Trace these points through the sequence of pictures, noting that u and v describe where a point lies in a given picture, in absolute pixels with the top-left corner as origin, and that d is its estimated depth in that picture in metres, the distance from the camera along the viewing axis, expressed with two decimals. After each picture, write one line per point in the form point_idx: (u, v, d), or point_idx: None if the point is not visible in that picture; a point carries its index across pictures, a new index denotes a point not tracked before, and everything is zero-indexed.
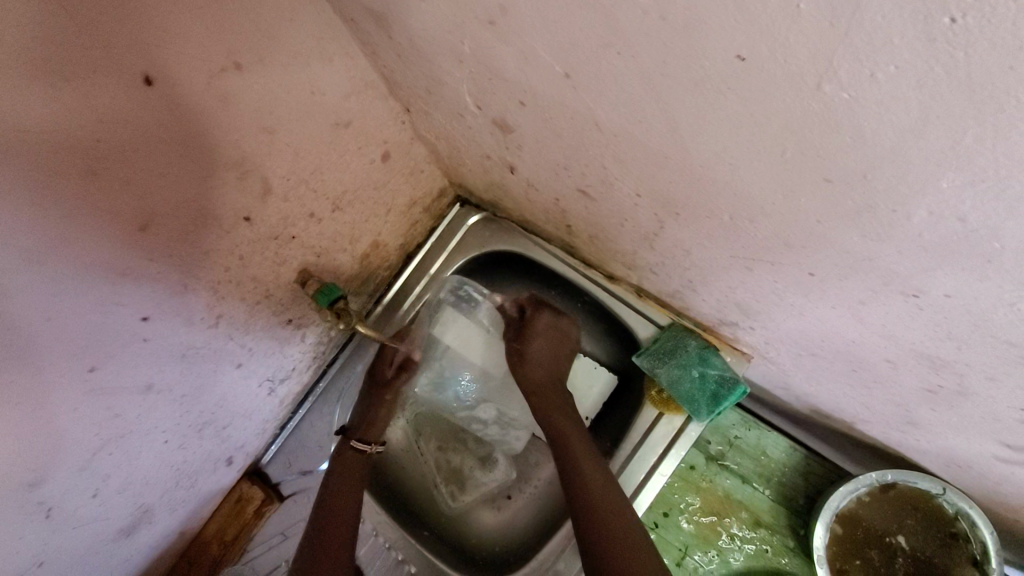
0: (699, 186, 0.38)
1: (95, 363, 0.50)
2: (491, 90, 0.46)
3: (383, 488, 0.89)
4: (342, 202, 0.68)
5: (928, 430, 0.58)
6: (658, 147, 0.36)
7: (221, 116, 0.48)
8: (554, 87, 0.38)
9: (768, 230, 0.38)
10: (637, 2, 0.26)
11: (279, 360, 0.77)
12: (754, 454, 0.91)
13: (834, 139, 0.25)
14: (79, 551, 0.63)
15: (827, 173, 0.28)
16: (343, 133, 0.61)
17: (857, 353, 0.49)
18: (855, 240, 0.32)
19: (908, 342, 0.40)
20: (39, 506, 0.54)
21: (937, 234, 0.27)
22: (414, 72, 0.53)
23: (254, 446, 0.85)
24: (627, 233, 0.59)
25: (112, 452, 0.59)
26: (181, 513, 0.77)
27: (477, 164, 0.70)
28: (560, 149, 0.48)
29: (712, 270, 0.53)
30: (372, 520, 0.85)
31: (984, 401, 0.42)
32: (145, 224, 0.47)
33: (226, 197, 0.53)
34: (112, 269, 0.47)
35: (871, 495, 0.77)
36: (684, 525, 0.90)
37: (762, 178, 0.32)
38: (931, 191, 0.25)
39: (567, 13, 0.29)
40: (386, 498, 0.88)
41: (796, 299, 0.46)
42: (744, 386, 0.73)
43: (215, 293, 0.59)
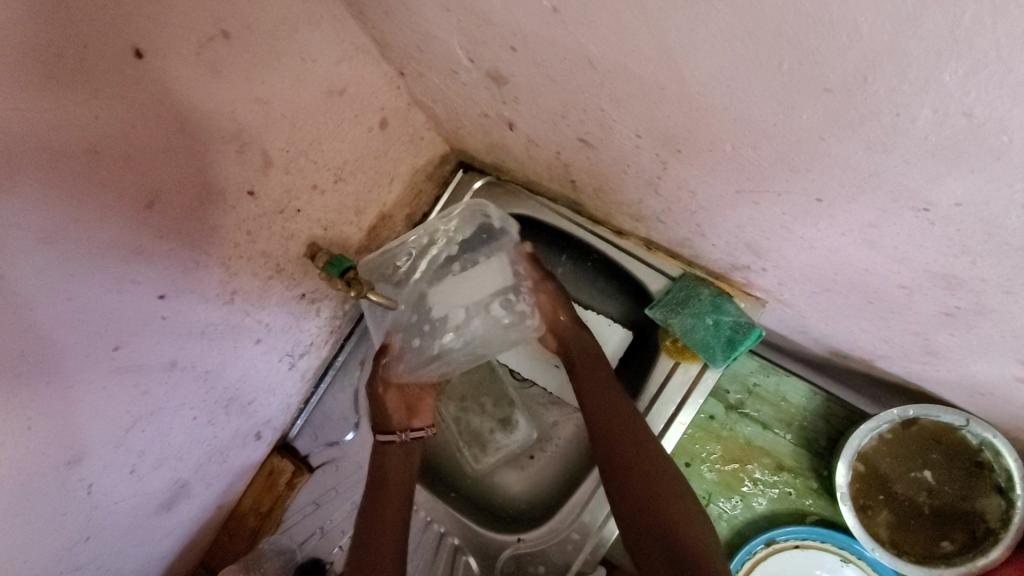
0: (698, 115, 0.37)
1: (119, 341, 0.52)
2: (480, 38, 0.45)
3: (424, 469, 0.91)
4: (344, 172, 0.68)
5: (948, 358, 0.57)
6: (654, 78, 0.36)
7: (214, 88, 0.48)
8: (544, 26, 0.37)
9: (772, 156, 0.37)
10: None
11: (296, 334, 0.78)
12: (773, 401, 0.91)
13: (827, 43, 0.25)
14: (123, 526, 0.66)
15: (826, 82, 0.27)
16: (339, 100, 0.61)
17: (870, 282, 0.49)
18: (858, 154, 0.31)
19: (921, 263, 0.40)
20: (81, 482, 0.56)
21: (943, 135, 0.26)
22: (404, 30, 0.52)
23: (281, 420, 0.87)
24: (631, 181, 0.58)
25: (144, 429, 0.61)
26: (216, 488, 0.80)
27: (476, 124, 0.69)
28: (556, 96, 0.47)
29: (718, 210, 0.52)
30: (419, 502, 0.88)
31: (1002, 319, 0.42)
32: (152, 201, 0.48)
33: (227, 170, 0.53)
34: (125, 247, 0.48)
35: (893, 432, 0.77)
36: (707, 474, 0.91)
37: (758, 97, 0.31)
38: (933, 88, 0.24)
39: None
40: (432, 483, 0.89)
41: (806, 230, 0.45)
42: (759, 330, 0.73)
43: (228, 270, 0.60)
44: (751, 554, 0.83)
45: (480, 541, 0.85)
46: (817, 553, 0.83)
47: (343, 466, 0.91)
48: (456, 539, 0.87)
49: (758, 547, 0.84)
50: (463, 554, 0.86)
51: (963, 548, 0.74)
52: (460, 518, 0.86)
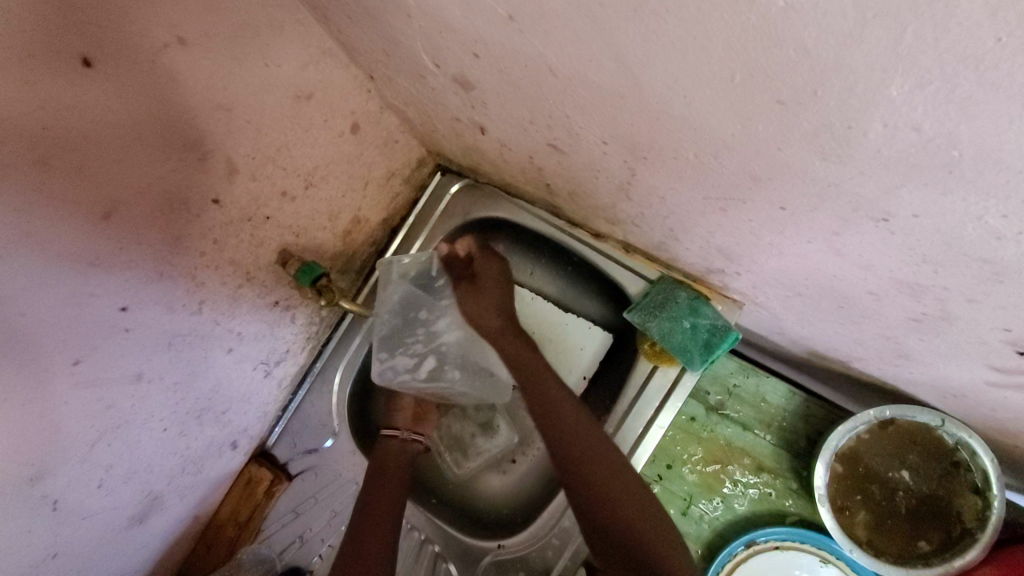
0: (659, 123, 0.36)
1: (79, 355, 0.51)
2: (443, 44, 0.44)
3: None
4: (315, 177, 0.67)
5: (920, 361, 0.57)
6: (613, 87, 0.35)
7: (172, 96, 0.47)
8: (502, 33, 0.36)
9: (734, 165, 0.36)
10: None
11: (271, 342, 0.77)
12: (753, 402, 0.91)
13: (777, 56, 0.24)
14: (93, 541, 0.65)
15: (778, 95, 0.26)
16: (306, 106, 0.60)
17: (839, 287, 0.48)
18: (817, 165, 0.31)
19: (886, 271, 0.40)
20: (45, 498, 0.55)
21: (895, 148, 0.26)
22: (368, 35, 0.51)
23: (258, 428, 0.86)
24: (603, 186, 0.57)
25: (111, 442, 0.60)
26: (191, 498, 0.79)
27: (449, 128, 0.68)
28: (522, 102, 0.47)
29: (689, 216, 0.52)
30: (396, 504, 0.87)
31: (967, 325, 0.42)
32: (109, 212, 0.46)
33: (189, 179, 0.52)
34: (82, 260, 0.46)
35: (870, 432, 0.77)
36: (688, 476, 0.91)
37: (715, 108, 0.31)
38: (881, 102, 0.23)
39: None
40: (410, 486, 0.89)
41: (773, 237, 0.45)
42: (736, 333, 0.72)
43: (194, 279, 0.59)
44: (731, 556, 0.83)
45: (461, 548, 0.84)
46: (797, 554, 0.83)
47: (322, 474, 0.90)
48: (438, 546, 0.85)
49: (739, 548, 0.84)
50: (445, 561, 0.84)
51: (941, 548, 0.74)
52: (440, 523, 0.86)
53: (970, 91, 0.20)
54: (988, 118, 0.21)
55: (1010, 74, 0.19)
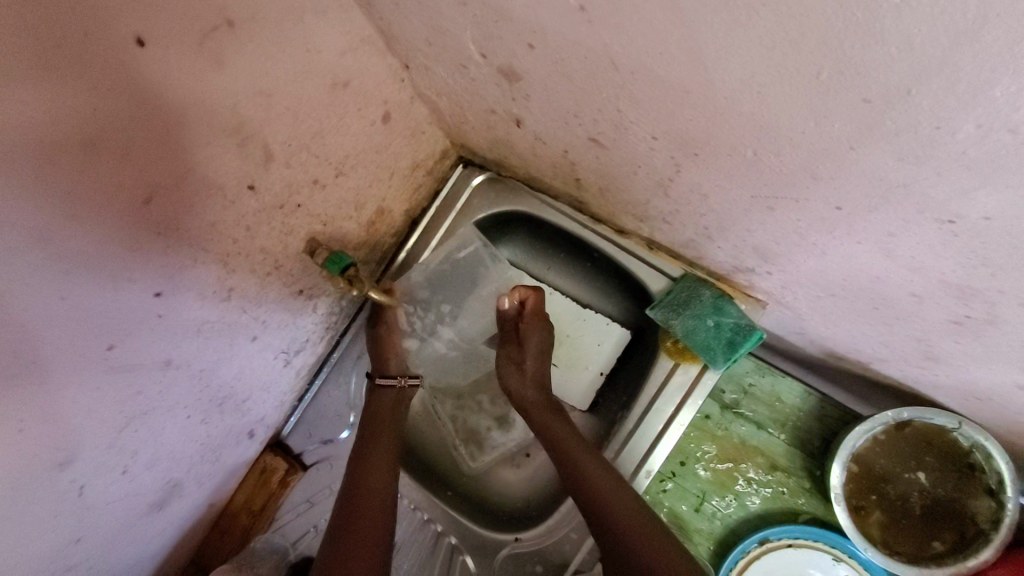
0: (722, 120, 0.36)
1: (113, 341, 0.50)
2: (496, 34, 0.44)
3: (418, 467, 0.89)
4: (345, 166, 0.67)
5: (949, 364, 0.57)
6: (680, 81, 0.35)
7: (218, 80, 0.46)
8: (566, 24, 0.36)
9: (795, 163, 0.36)
10: None
11: (292, 331, 0.77)
12: (768, 401, 0.92)
13: (877, 53, 0.24)
14: (114, 528, 0.64)
15: (866, 93, 0.26)
16: (342, 93, 0.59)
17: (879, 289, 0.49)
18: (890, 165, 0.31)
19: (937, 273, 0.40)
20: (73, 484, 0.54)
21: (984, 149, 0.26)
22: (413, 23, 0.50)
23: (274, 418, 0.85)
24: (640, 182, 0.57)
25: (138, 429, 0.59)
26: (208, 487, 0.79)
27: (480, 120, 0.68)
28: (571, 95, 0.46)
29: (730, 214, 0.52)
30: (411, 495, 0.86)
31: (1012, 329, 0.42)
32: (150, 196, 0.46)
33: (228, 165, 0.51)
34: (122, 245, 0.46)
35: (886, 433, 0.78)
36: (701, 473, 0.92)
37: (791, 105, 0.31)
38: (982, 102, 0.23)
39: None
40: (425, 479, 0.89)
41: (820, 237, 0.45)
42: (760, 332, 0.73)
43: (225, 266, 0.58)
44: (744, 553, 0.84)
45: (478, 541, 0.83)
46: (810, 552, 0.84)
47: (337, 464, 0.90)
48: (455, 538, 0.84)
49: (752, 545, 0.84)
50: (461, 554, 0.84)
51: (953, 549, 0.75)
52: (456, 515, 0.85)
53: None
54: None
55: None
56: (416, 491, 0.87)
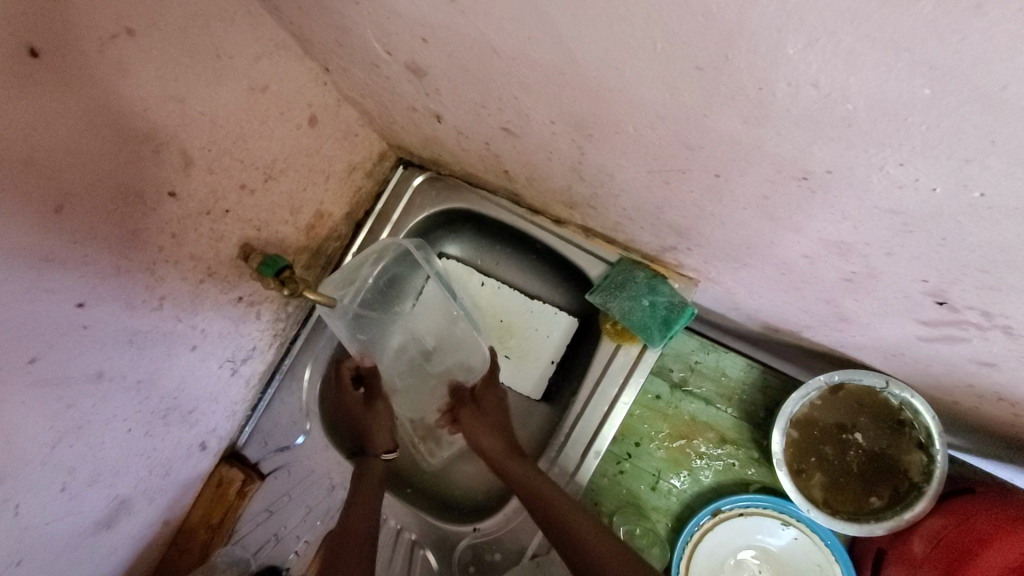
0: (598, 98, 0.39)
1: (36, 354, 0.50)
2: (393, 30, 0.45)
3: None
4: (274, 170, 0.67)
5: (859, 323, 0.61)
6: (553, 63, 0.37)
7: (123, 87, 0.47)
8: (445, 15, 0.38)
9: (667, 135, 0.39)
10: None
11: (236, 340, 0.77)
12: (714, 376, 0.95)
13: (690, 22, 0.26)
14: (57, 548, 0.64)
15: (696, 60, 0.29)
16: (262, 97, 0.60)
17: (777, 254, 0.52)
18: (738, 128, 0.33)
19: (816, 232, 0.43)
20: (6, 504, 0.54)
21: (802, 106, 0.28)
22: (320, 24, 0.52)
23: (227, 429, 0.85)
24: (556, 168, 0.59)
25: (73, 444, 0.59)
26: (161, 501, 0.78)
27: (407, 119, 0.70)
28: (471, 85, 0.48)
29: (639, 192, 0.54)
30: None
31: (891, 280, 0.45)
32: (60, 205, 0.46)
33: (143, 172, 0.52)
34: (35, 255, 0.46)
35: (822, 398, 0.82)
36: (655, 452, 0.94)
37: (644, 78, 0.33)
38: (782, 61, 0.26)
39: None
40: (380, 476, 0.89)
41: (714, 207, 0.48)
42: (692, 308, 0.76)
43: (153, 274, 0.59)
44: (699, 525, 0.86)
45: (436, 534, 0.85)
46: (760, 520, 0.87)
47: (294, 471, 0.90)
48: (414, 534, 0.85)
49: (706, 518, 0.86)
50: (422, 548, 0.85)
51: (890, 503, 0.79)
52: (413, 510, 0.86)
53: (853, 45, 0.23)
54: (872, 69, 0.24)
55: (883, 25, 0.22)
56: None
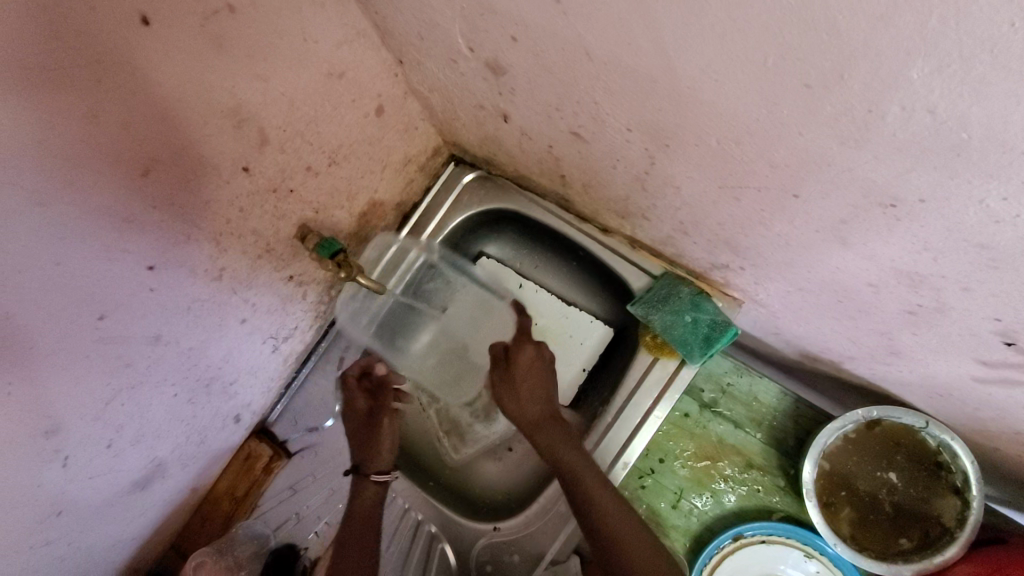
0: (686, 109, 0.39)
1: (105, 311, 0.53)
2: (483, 27, 0.46)
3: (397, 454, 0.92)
4: (338, 155, 0.69)
5: (911, 358, 0.60)
6: (646, 71, 0.38)
7: (217, 63, 0.49)
8: (545, 16, 0.39)
9: (754, 151, 0.39)
10: None
11: (281, 318, 0.78)
12: (746, 401, 0.94)
13: (810, 39, 0.27)
14: (96, 501, 0.65)
15: (806, 78, 0.29)
16: (337, 84, 0.62)
17: (840, 281, 0.52)
18: (834, 149, 0.34)
19: (888, 261, 0.43)
20: (57, 453, 0.56)
21: (911, 131, 0.29)
22: (407, 17, 0.53)
23: (261, 404, 0.86)
24: (619, 177, 0.60)
25: (125, 402, 0.61)
26: (192, 469, 0.80)
27: (471, 116, 0.71)
28: (551, 87, 0.49)
29: (703, 207, 0.55)
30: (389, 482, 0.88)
31: (959, 316, 0.45)
32: (147, 169, 0.48)
33: (224, 145, 0.54)
34: (118, 215, 0.48)
35: (857, 432, 0.81)
36: (679, 470, 0.94)
37: (744, 93, 0.34)
38: (903, 84, 0.26)
39: None
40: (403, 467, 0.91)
41: (782, 226, 0.48)
42: (735, 329, 0.75)
43: (218, 245, 0.61)
44: (719, 548, 0.86)
45: (456, 530, 0.85)
46: (781, 549, 0.86)
47: (321, 451, 0.92)
48: (434, 527, 0.86)
49: (726, 542, 0.86)
50: (440, 542, 0.85)
51: (920, 547, 0.77)
52: (434, 505, 0.86)
53: (983, 74, 0.23)
54: (996, 100, 0.24)
55: (1017, 56, 0.22)
56: (400, 487, 0.87)
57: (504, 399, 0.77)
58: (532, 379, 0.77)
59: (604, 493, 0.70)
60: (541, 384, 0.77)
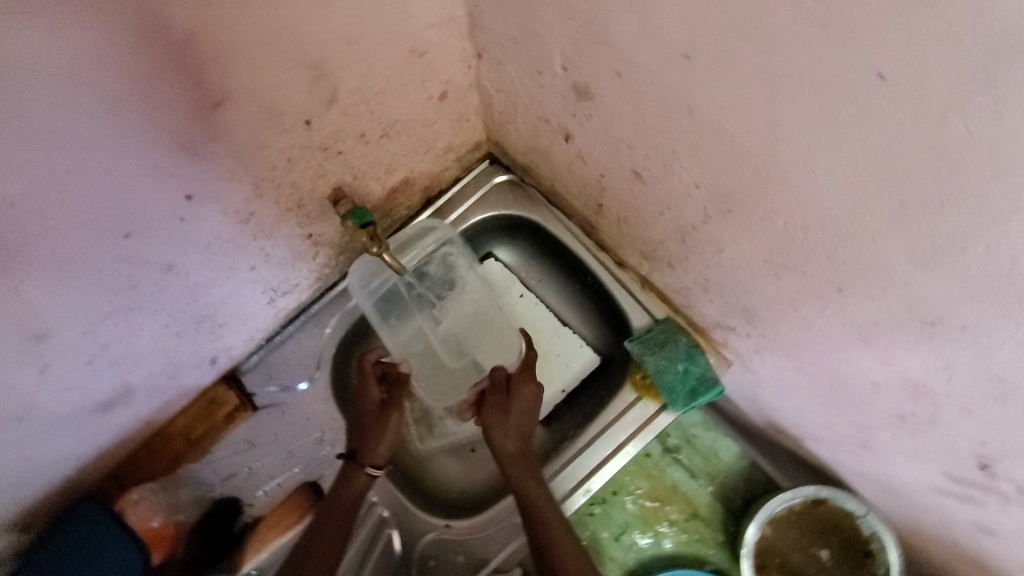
0: (767, 186, 0.42)
1: (131, 230, 0.51)
2: (588, 54, 0.48)
3: None
4: (392, 129, 0.68)
5: (878, 453, 0.65)
6: (745, 142, 0.40)
7: (319, 15, 0.48)
8: (664, 67, 0.41)
9: (818, 241, 0.42)
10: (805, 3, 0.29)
11: (286, 272, 0.77)
12: (705, 453, 0.97)
13: (925, 165, 0.30)
14: (57, 416, 0.62)
15: (903, 195, 0.33)
16: (415, 61, 0.61)
17: (844, 371, 0.55)
18: (901, 262, 0.37)
19: (902, 367, 0.47)
20: (39, 358, 0.54)
21: (981, 266, 0.32)
22: (510, 20, 0.54)
23: (239, 351, 0.84)
24: (663, 223, 0.63)
25: (118, 322, 0.59)
26: (155, 402, 0.76)
27: (530, 126, 0.72)
28: (634, 126, 0.51)
29: (737, 273, 0.58)
30: None
31: (945, 430, 0.49)
32: (221, 102, 0.48)
33: (295, 95, 0.53)
34: (175, 139, 0.47)
35: (802, 507, 0.85)
36: (628, 505, 0.97)
37: (837, 190, 0.37)
38: (993, 228, 0.30)
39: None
40: None
41: (810, 311, 0.51)
42: (721, 388, 0.79)
43: (256, 189, 0.59)
44: None
45: (407, 519, 0.85)
46: None
47: (287, 412, 0.88)
48: (385, 512, 0.85)
49: None
50: (388, 527, 0.85)
51: None
52: (390, 490, 0.85)
53: None
54: None
55: None
56: None
57: (489, 424, 0.76)
58: (522, 414, 0.77)
59: (560, 522, 0.73)
60: (528, 421, 0.77)
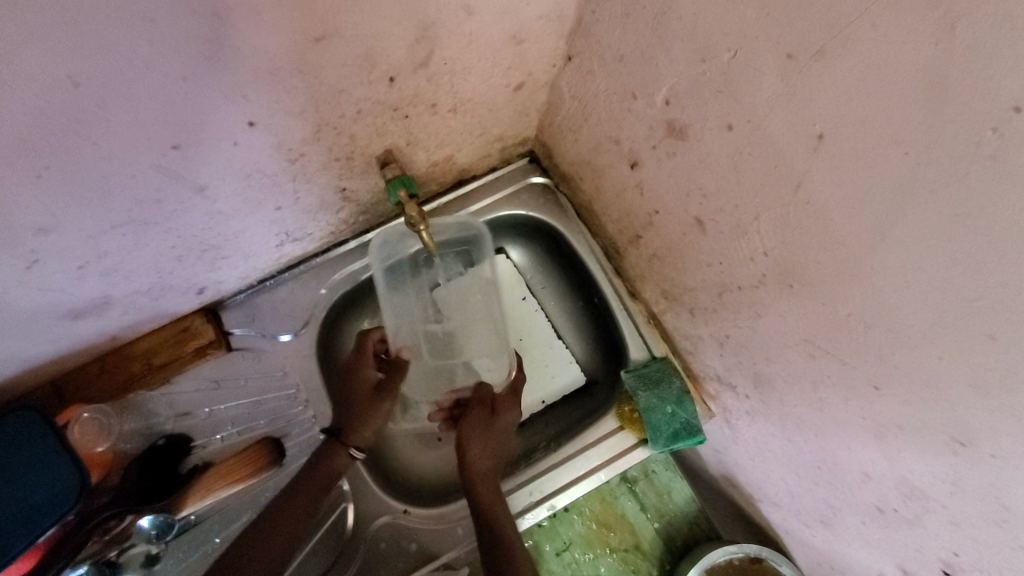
0: (848, 276, 0.43)
1: (180, 142, 0.47)
2: (706, 98, 0.48)
3: None
4: (462, 107, 0.66)
5: (835, 534, 0.68)
6: (844, 231, 0.42)
7: None
8: (793, 145, 0.42)
9: (876, 341, 0.44)
10: (982, 131, 0.30)
11: (306, 220, 0.73)
12: (659, 490, 1.00)
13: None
14: (29, 314, 0.57)
15: (993, 327, 0.34)
16: (512, 48, 0.59)
17: (838, 456, 0.58)
18: (958, 386, 0.39)
19: (905, 471, 0.48)
20: (31, 253, 0.48)
21: None
22: (628, 40, 0.54)
23: (230, 286, 0.79)
24: (705, 273, 0.64)
25: (127, 234, 0.54)
26: (131, 320, 0.71)
27: (595, 141, 0.71)
28: (722, 178, 0.52)
29: (765, 341, 0.60)
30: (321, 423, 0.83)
31: (924, 535, 0.50)
32: (323, 37, 0.44)
33: (395, 50, 0.50)
34: (264, 62, 0.44)
35: (741, 562, 0.89)
36: (575, 524, 0.98)
37: (925, 302, 0.38)
38: None
39: (877, 95, 0.34)
40: None
41: (830, 396, 0.54)
42: (702, 437, 0.80)
43: (315, 132, 0.56)
44: None
45: (366, 496, 0.82)
46: None
47: (263, 360, 0.83)
48: (345, 485, 0.82)
49: None
50: (344, 501, 0.81)
51: None
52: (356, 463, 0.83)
53: None
54: None
55: None
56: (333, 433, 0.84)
57: (467, 436, 0.76)
58: (498, 436, 0.77)
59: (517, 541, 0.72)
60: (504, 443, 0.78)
